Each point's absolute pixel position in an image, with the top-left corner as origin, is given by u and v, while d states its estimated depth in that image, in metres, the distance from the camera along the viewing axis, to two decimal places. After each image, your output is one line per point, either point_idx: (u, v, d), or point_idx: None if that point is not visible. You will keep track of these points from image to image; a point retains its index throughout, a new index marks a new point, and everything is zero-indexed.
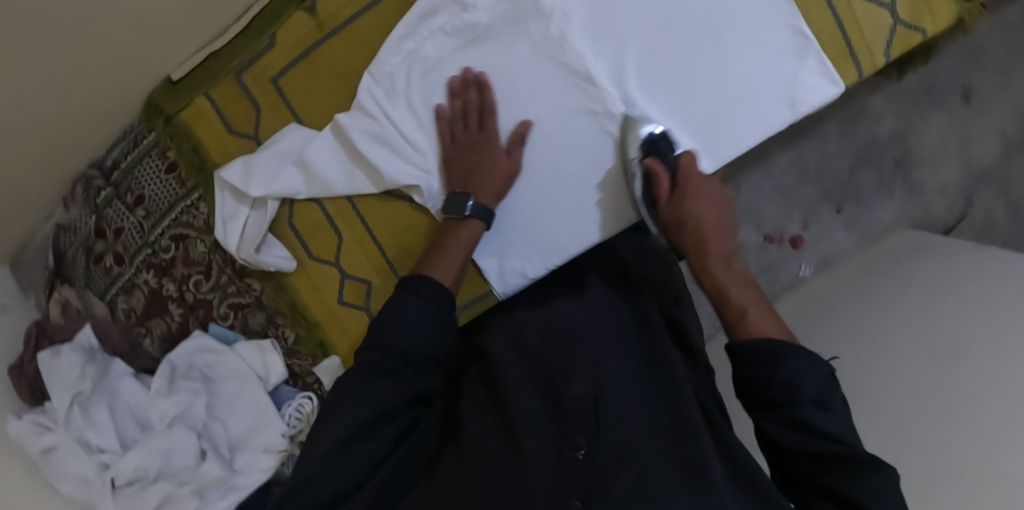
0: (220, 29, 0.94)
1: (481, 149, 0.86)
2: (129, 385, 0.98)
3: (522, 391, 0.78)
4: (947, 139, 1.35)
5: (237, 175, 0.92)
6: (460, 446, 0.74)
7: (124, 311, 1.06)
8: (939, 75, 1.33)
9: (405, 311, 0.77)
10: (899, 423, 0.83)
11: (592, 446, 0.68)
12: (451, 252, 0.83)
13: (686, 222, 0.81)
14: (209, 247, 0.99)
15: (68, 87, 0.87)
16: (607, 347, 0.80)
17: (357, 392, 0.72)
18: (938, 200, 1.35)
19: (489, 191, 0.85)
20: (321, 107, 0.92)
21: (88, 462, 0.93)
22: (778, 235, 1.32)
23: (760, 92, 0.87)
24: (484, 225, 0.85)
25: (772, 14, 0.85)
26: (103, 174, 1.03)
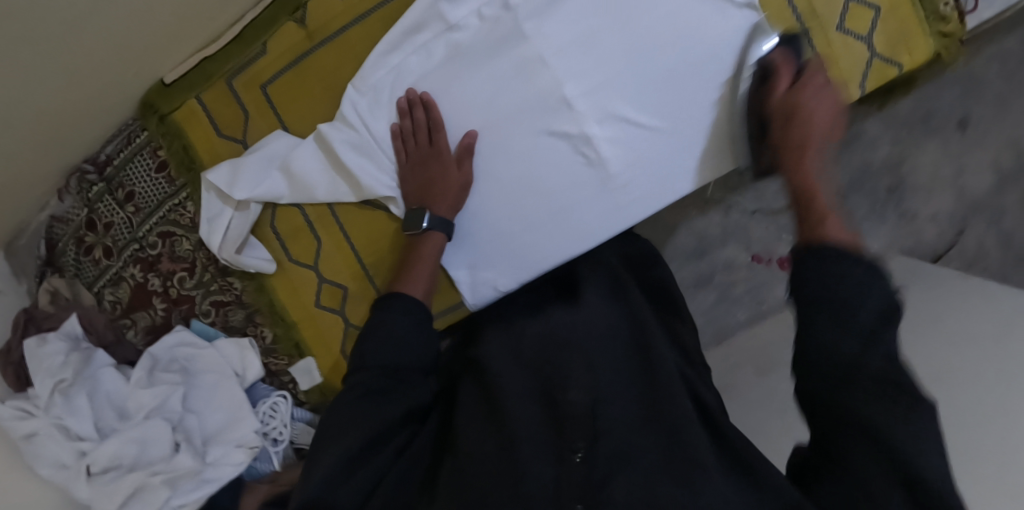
0: (213, 35, 0.96)
1: (432, 162, 0.88)
2: (110, 376, 1.01)
3: (517, 392, 0.79)
4: (940, 167, 1.35)
5: (222, 178, 0.94)
6: (459, 448, 0.77)
7: (110, 302, 1.08)
8: (939, 100, 1.31)
9: (386, 333, 0.81)
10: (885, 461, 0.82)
11: (591, 451, 0.71)
12: (422, 264, 0.87)
13: (798, 112, 0.78)
14: (194, 245, 1.02)
15: (66, 86, 0.90)
16: (598, 348, 0.81)
17: (348, 415, 0.76)
18: (929, 227, 1.37)
19: (442, 203, 0.88)
20: (307, 115, 0.93)
21: (67, 448, 0.96)
22: (767, 256, 1.29)
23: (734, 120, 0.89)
24: (445, 237, 0.88)
25: (752, 45, 0.87)
26: (96, 168, 1.05)
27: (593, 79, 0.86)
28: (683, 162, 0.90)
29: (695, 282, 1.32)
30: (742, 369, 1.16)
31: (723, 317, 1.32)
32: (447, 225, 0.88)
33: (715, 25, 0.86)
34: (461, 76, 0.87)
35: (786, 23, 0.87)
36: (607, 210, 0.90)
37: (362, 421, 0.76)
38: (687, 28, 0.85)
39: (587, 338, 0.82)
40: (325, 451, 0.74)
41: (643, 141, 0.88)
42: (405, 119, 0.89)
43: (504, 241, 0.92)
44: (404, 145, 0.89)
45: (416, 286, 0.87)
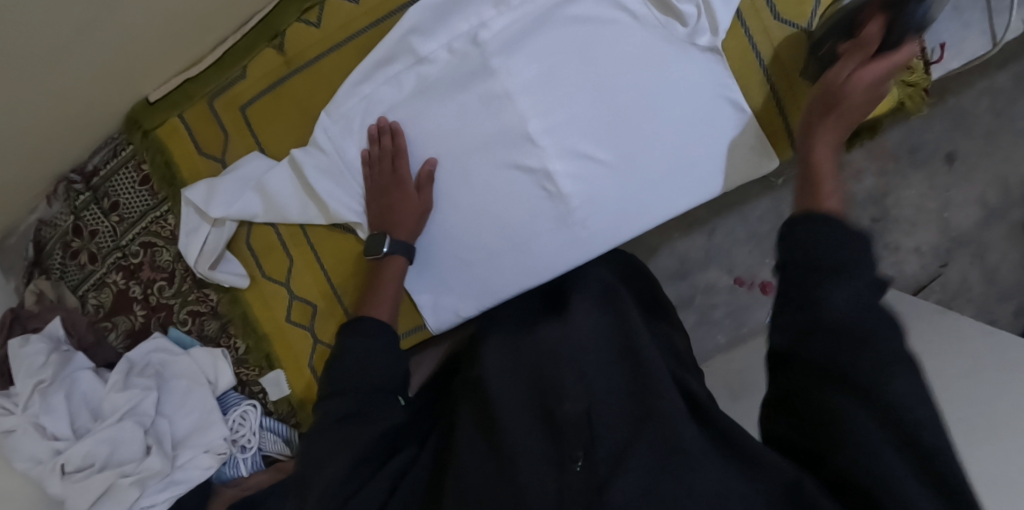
0: (197, 57, 1.00)
1: (393, 188, 0.91)
2: (87, 377, 1.06)
3: (512, 403, 0.77)
4: (925, 200, 1.35)
5: (200, 196, 0.98)
6: (460, 463, 0.75)
7: (93, 306, 1.13)
8: (924, 136, 1.33)
9: (359, 354, 0.81)
10: None
11: (590, 457, 0.68)
12: (385, 285, 0.90)
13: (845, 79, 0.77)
14: (174, 257, 1.07)
15: (55, 104, 0.93)
16: (588, 352, 0.79)
17: (335, 439, 0.75)
18: (912, 259, 1.37)
19: (401, 228, 0.90)
20: (282, 137, 0.97)
21: (42, 445, 1.01)
22: (749, 279, 1.31)
23: (698, 160, 0.91)
24: (405, 261, 0.91)
25: (713, 88, 0.89)
26: (83, 178, 1.09)
27: (555, 116, 0.89)
28: (644, 200, 0.91)
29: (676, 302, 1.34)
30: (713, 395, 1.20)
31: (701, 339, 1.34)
32: (408, 250, 0.91)
33: (676, 68, 0.87)
34: (430, 106, 0.90)
35: (748, 68, 0.89)
36: (565, 245, 0.93)
37: (348, 444, 0.74)
38: (647, 71, 0.87)
39: (578, 346, 0.80)
40: (318, 480, 0.72)
41: (602, 179, 0.91)
42: (373, 146, 0.92)
43: (465, 268, 0.94)
44: (368, 170, 0.92)
45: (383, 308, 0.88)
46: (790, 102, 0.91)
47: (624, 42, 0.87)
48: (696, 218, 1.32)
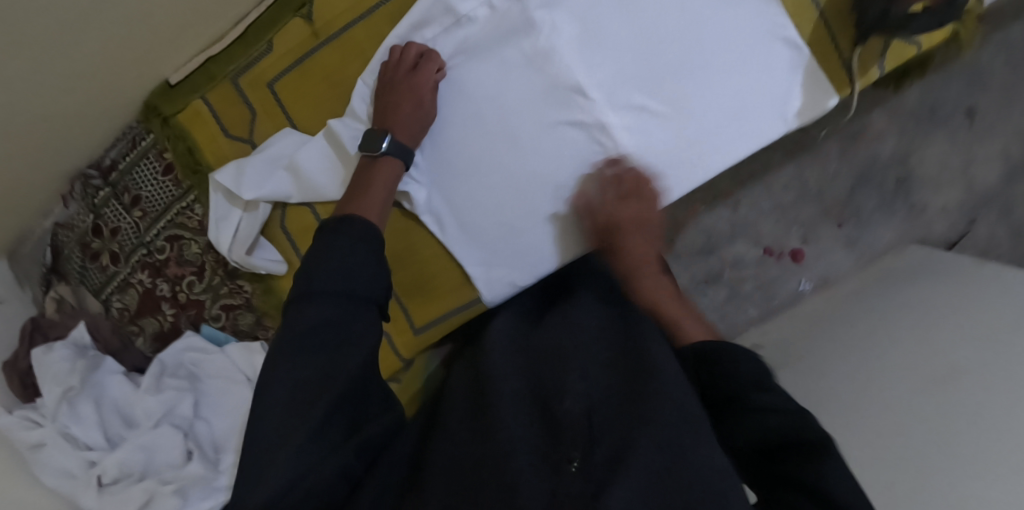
0: (215, 36, 0.94)
1: (401, 91, 0.82)
2: (117, 382, 0.99)
3: (509, 395, 0.68)
4: (949, 160, 1.27)
5: (228, 178, 0.92)
6: (437, 456, 0.68)
7: (118, 309, 1.07)
8: (940, 95, 1.24)
9: (329, 255, 0.66)
10: (889, 425, 0.81)
11: (589, 458, 0.57)
12: (375, 185, 0.77)
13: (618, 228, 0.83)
14: (203, 248, 1.01)
15: (64, 87, 0.88)
16: (595, 353, 0.72)
17: (298, 378, 0.62)
18: (940, 219, 1.29)
19: (404, 131, 0.81)
20: (314, 112, 0.92)
21: (74, 457, 0.94)
22: (778, 249, 1.29)
23: (754, 107, 0.87)
24: (399, 164, 0.80)
25: (765, 28, 0.85)
26: (101, 174, 1.04)
27: (604, 71, 0.85)
28: (700, 150, 0.88)
29: (705, 279, 1.30)
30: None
31: (733, 315, 1.31)
32: (405, 151, 0.80)
33: (726, 10, 0.84)
34: (473, 67, 0.86)
35: (802, 4, 0.85)
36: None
37: (324, 381, 0.62)
38: (695, 19, 0.84)
39: (587, 346, 0.73)
40: (279, 436, 0.61)
41: (655, 132, 0.87)
42: (398, 50, 0.85)
43: (516, 236, 0.89)
44: (385, 70, 0.84)
45: (372, 211, 0.74)
46: (847, 37, 0.87)
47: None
48: (724, 190, 1.27)
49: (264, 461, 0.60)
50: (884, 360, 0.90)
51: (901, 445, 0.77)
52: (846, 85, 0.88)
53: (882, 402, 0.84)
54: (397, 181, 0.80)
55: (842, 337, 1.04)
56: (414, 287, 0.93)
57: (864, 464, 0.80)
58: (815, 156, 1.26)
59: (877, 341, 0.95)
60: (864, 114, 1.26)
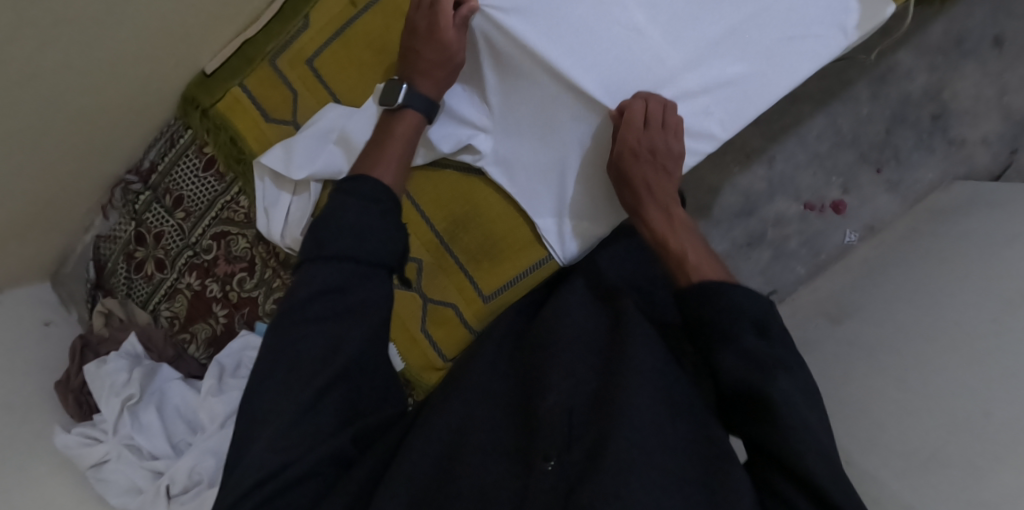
0: (252, 16, 0.96)
1: (422, 36, 0.79)
2: (179, 388, 0.96)
3: (497, 400, 0.76)
4: (982, 89, 1.19)
5: (278, 160, 0.89)
6: (421, 430, 0.73)
7: (167, 318, 1.04)
8: (967, 20, 1.18)
9: (336, 227, 0.64)
10: (979, 355, 0.78)
11: (563, 457, 0.65)
12: (392, 144, 0.78)
13: (640, 155, 0.78)
14: (251, 241, 0.98)
15: (103, 77, 0.86)
16: (581, 343, 0.77)
17: (291, 360, 0.62)
18: (982, 151, 1.19)
19: (425, 82, 0.80)
20: (357, 82, 0.89)
21: (140, 470, 0.90)
22: (819, 202, 1.23)
23: (812, 20, 0.81)
24: (422, 118, 0.80)
25: None
26: (140, 177, 1.02)
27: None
28: (765, 73, 0.82)
29: (748, 241, 1.25)
30: (813, 320, 1.13)
31: (780, 275, 1.25)
32: (429, 105, 0.81)
33: None
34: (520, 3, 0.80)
35: None
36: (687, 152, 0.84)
37: (321, 364, 0.62)
38: None
39: (575, 337, 0.78)
40: (276, 411, 0.60)
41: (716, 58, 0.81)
42: None
43: (580, 181, 0.86)
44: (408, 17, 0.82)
45: (387, 169, 0.76)
46: None
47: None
48: (755, 147, 1.24)
49: (257, 424, 0.61)
50: (961, 295, 0.88)
51: (994, 368, 0.74)
52: None
53: (964, 331, 0.82)
54: (419, 133, 0.80)
55: (903, 281, 1.02)
56: (481, 250, 0.91)
57: (947, 393, 0.78)
58: (847, 100, 1.22)
59: (948, 285, 0.92)
60: (891, 53, 1.20)
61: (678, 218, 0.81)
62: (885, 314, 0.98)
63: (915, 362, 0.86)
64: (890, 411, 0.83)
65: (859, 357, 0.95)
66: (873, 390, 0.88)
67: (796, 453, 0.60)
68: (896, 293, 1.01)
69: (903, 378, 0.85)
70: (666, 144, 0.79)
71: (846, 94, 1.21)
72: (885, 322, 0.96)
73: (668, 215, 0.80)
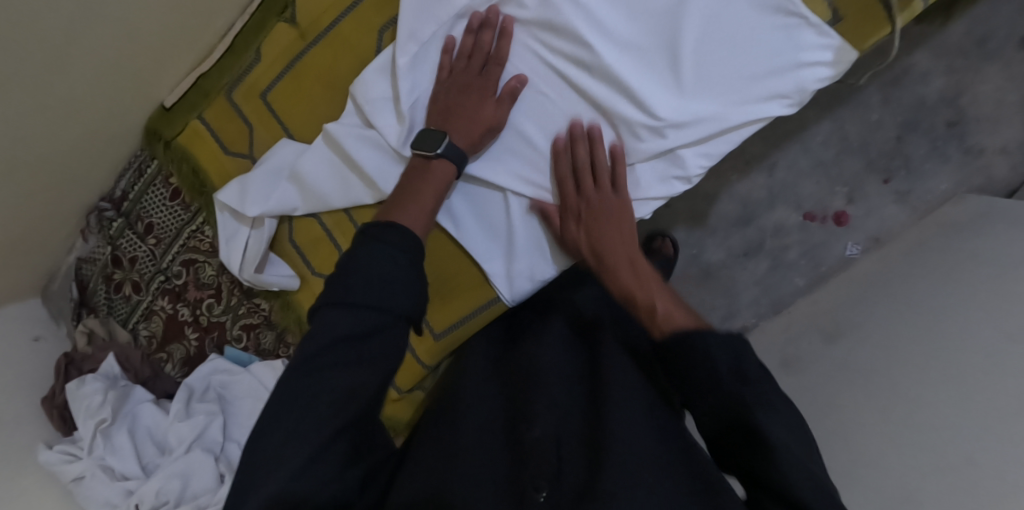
0: (206, 49, 0.95)
1: (471, 91, 0.78)
2: (150, 411, 1.00)
3: (485, 424, 0.77)
4: (1005, 93, 1.11)
5: (233, 196, 0.90)
6: (413, 464, 0.74)
7: (145, 337, 1.08)
8: (992, 22, 1.09)
9: (362, 273, 0.62)
10: (957, 389, 0.76)
11: (554, 488, 0.68)
12: (426, 191, 0.74)
13: (594, 216, 0.78)
14: (217, 270, 1.00)
15: (64, 118, 0.87)
16: (561, 375, 0.79)
17: (301, 406, 0.59)
18: (1004, 161, 1.13)
19: (461, 132, 0.76)
20: (310, 118, 0.89)
21: (113, 487, 0.94)
22: (820, 213, 1.16)
23: (757, 81, 0.76)
24: (456, 168, 0.76)
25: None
26: (114, 205, 1.05)
27: (604, 42, 0.77)
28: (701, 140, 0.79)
29: (744, 250, 1.19)
30: (805, 338, 1.07)
31: (777, 285, 1.19)
32: (461, 156, 0.76)
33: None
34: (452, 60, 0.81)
35: None
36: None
37: (336, 409, 0.59)
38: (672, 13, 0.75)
39: (557, 372, 0.79)
40: (281, 454, 0.58)
41: (656, 112, 0.77)
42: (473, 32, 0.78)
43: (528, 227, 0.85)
44: (442, 69, 0.80)
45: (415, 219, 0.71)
46: None
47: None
48: (755, 153, 1.17)
49: (261, 471, 0.58)
50: (949, 331, 0.84)
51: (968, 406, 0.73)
52: (886, 22, 0.74)
53: (943, 377, 0.79)
54: (449, 187, 0.76)
55: (899, 303, 0.97)
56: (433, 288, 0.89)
57: (933, 436, 0.74)
58: (855, 106, 1.13)
59: (941, 314, 0.87)
60: (905, 56, 1.12)
61: (643, 266, 0.76)
62: (873, 345, 0.93)
63: (895, 396, 0.82)
64: (874, 453, 0.80)
65: (846, 383, 0.92)
66: (852, 424, 0.85)
67: (777, 471, 0.58)
68: (886, 318, 0.96)
69: (880, 422, 0.82)
70: (605, 200, 0.78)
71: (853, 99, 1.13)
72: (883, 342, 0.92)
73: (631, 266, 0.76)
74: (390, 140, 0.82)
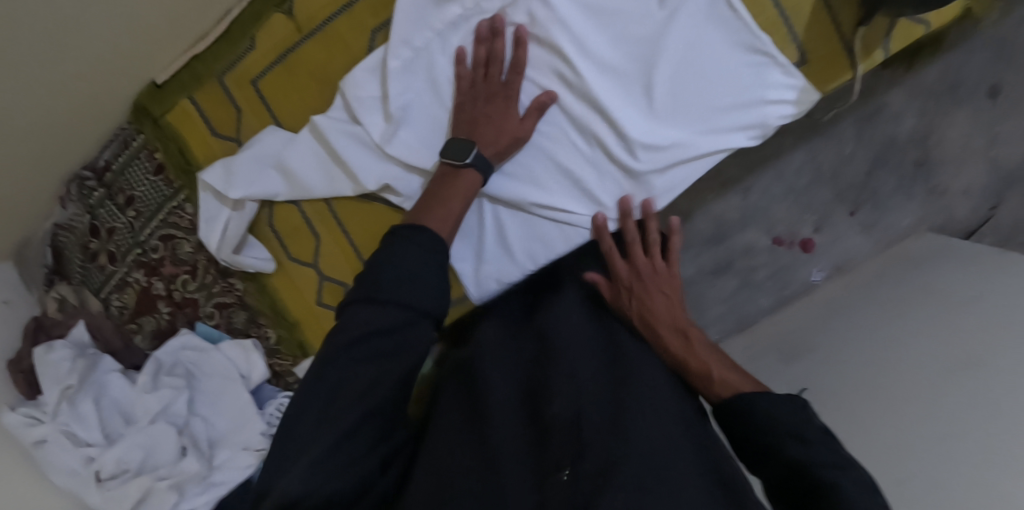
0: (203, 31, 0.93)
1: (496, 102, 0.80)
2: (117, 381, 1.01)
3: (501, 401, 0.70)
4: (973, 137, 1.18)
5: (217, 179, 0.92)
6: (427, 461, 0.69)
7: (117, 308, 1.08)
8: (964, 70, 1.13)
9: (391, 274, 0.65)
10: (900, 416, 0.81)
11: (577, 466, 0.59)
12: (453, 199, 0.75)
13: (649, 283, 0.79)
14: (195, 247, 1.02)
15: (50, 84, 0.88)
16: (585, 349, 0.73)
17: (331, 396, 0.64)
18: (963, 203, 1.22)
19: (489, 144, 0.78)
20: (300, 110, 0.91)
21: (74, 454, 0.96)
22: (788, 238, 1.20)
23: (727, 111, 0.81)
24: (482, 177, 0.78)
25: (727, 35, 0.78)
26: (95, 174, 1.05)
27: (585, 61, 0.79)
28: (672, 161, 0.83)
29: (714, 268, 1.22)
30: (765, 357, 1.11)
31: (744, 304, 1.24)
32: (487, 165, 0.78)
33: (680, 27, 0.77)
34: (440, 66, 0.83)
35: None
36: (569, 225, 0.87)
37: (366, 392, 0.64)
38: (653, 42, 0.78)
39: (578, 344, 0.74)
40: (314, 437, 0.62)
41: (629, 134, 0.81)
42: (489, 40, 0.80)
43: (502, 232, 0.88)
44: (460, 79, 0.81)
45: (443, 225, 0.73)
46: (849, 19, 0.79)
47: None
48: (731, 176, 1.17)
49: (297, 453, 0.62)
50: (895, 361, 0.88)
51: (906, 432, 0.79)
52: (849, 68, 0.81)
53: (885, 404, 0.84)
54: (475, 195, 0.78)
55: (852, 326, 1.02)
56: None
57: (876, 453, 0.80)
58: (827, 137, 1.15)
59: (894, 339, 0.92)
60: (882, 93, 1.14)
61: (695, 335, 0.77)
62: (825, 369, 0.97)
63: (843, 419, 0.88)
64: None
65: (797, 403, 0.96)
66: None
67: None
68: (840, 342, 1.00)
69: None
70: (660, 268, 0.80)
71: (827, 130, 1.15)
72: (841, 367, 0.95)
73: (683, 337, 0.76)
74: (374, 137, 0.86)
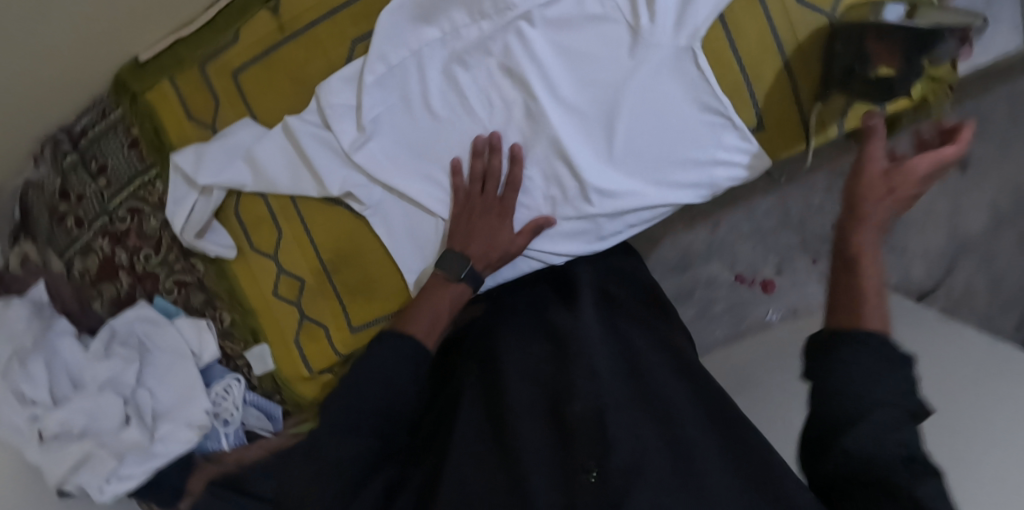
0: (188, 18, 0.98)
1: (490, 219, 0.88)
2: (68, 345, 1.02)
3: (524, 402, 0.76)
4: (935, 205, 1.24)
5: (187, 161, 0.94)
6: (455, 464, 0.73)
7: (79, 272, 1.09)
8: None
9: (363, 367, 0.76)
10: None
11: (604, 467, 0.65)
12: (438, 305, 0.84)
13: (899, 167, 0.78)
14: (161, 224, 1.04)
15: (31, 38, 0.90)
16: (601, 351, 0.79)
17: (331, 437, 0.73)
18: (919, 264, 1.25)
19: (482, 257, 0.87)
20: (275, 107, 0.93)
21: (20, 412, 0.96)
22: (750, 276, 1.24)
23: (681, 166, 0.88)
24: (471, 289, 0.86)
25: (688, 95, 0.84)
26: (70, 138, 1.05)
27: (553, 102, 0.85)
28: (625, 205, 0.89)
29: (674, 297, 1.25)
30: None
31: (699, 333, 1.25)
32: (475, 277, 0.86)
33: (644, 84, 0.83)
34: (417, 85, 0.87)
35: (723, 60, 0.83)
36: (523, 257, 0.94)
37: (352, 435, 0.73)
38: (619, 93, 0.83)
39: (593, 345, 0.80)
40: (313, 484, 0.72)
41: (585, 176, 0.87)
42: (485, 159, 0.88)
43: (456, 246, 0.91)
44: (457, 189, 0.89)
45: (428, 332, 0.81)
46: (808, 95, 0.87)
47: (610, 32, 0.81)
48: (700, 211, 1.22)
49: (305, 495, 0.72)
50: None
51: None
52: (804, 139, 0.90)
53: None
54: (460, 304, 0.86)
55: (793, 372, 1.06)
56: (354, 286, 0.98)
57: None
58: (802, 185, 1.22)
59: None
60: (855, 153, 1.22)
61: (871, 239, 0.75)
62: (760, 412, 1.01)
63: None
64: None
65: None
66: None
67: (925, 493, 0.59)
68: (778, 385, 1.03)
69: None
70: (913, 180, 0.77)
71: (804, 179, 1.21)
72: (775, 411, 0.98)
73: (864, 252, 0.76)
74: (345, 144, 0.89)
